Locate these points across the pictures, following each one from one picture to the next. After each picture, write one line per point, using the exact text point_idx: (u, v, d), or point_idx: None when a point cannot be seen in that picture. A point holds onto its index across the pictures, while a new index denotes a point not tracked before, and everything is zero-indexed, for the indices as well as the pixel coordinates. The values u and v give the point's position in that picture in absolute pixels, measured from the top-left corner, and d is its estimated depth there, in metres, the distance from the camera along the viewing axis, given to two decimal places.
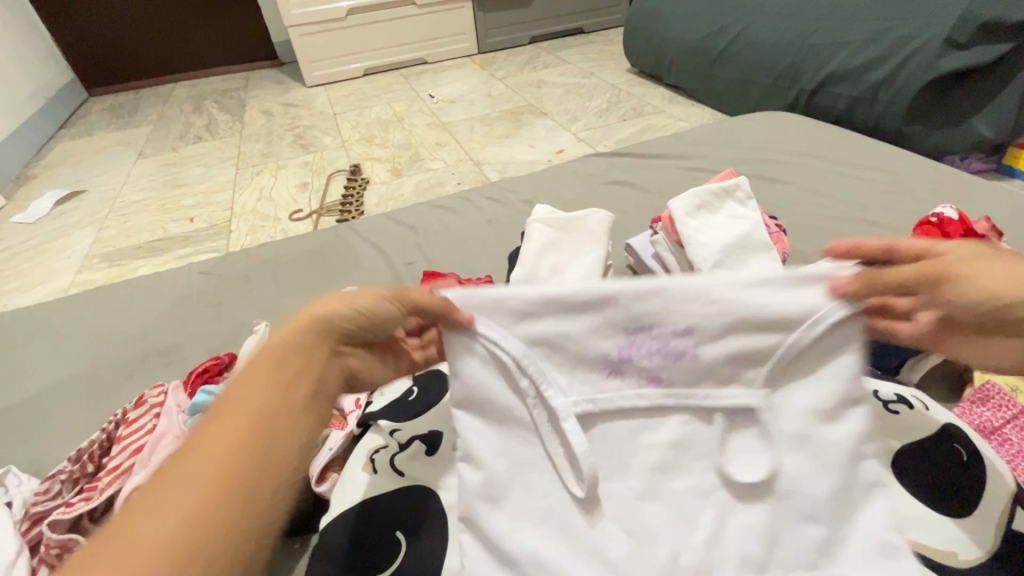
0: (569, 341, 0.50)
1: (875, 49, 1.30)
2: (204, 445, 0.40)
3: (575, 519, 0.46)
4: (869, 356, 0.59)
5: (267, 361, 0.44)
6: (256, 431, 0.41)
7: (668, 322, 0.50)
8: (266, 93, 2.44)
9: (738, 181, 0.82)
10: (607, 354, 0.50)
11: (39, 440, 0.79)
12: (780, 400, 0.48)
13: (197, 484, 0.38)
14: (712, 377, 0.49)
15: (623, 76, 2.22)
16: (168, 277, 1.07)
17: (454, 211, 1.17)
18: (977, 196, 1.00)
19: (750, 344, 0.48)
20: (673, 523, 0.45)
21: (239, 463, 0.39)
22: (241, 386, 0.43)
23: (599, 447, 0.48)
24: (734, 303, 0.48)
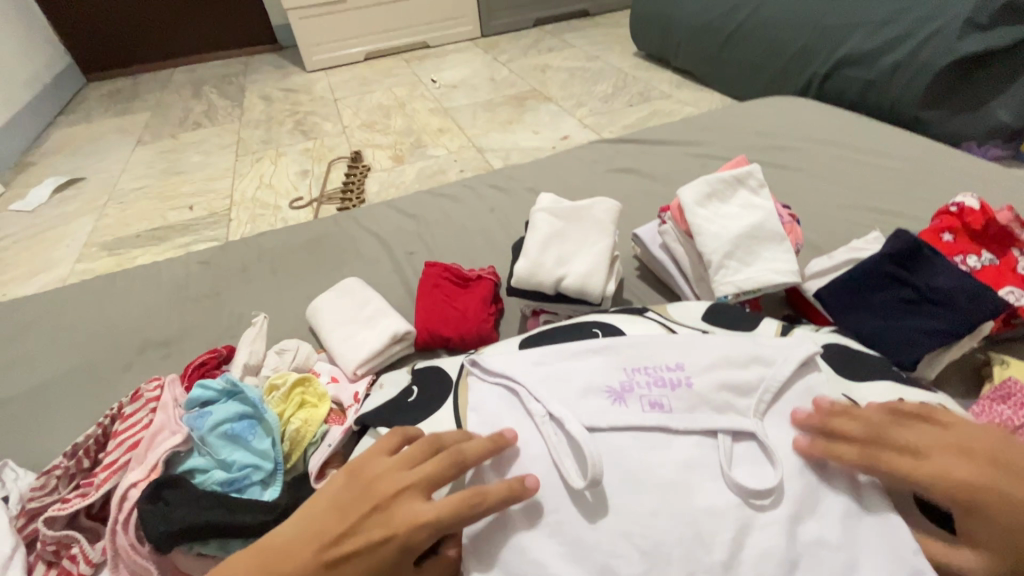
0: (572, 378, 0.53)
1: (892, 31, 1.25)
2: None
3: (582, 532, 0.44)
4: (887, 370, 0.58)
5: (308, 527, 0.43)
6: None
7: (664, 360, 0.54)
8: (266, 78, 2.40)
9: (751, 169, 0.79)
10: (610, 386, 0.52)
11: (36, 432, 0.78)
12: (771, 428, 0.49)
13: None
14: (710, 403, 0.50)
15: (629, 60, 2.17)
16: (166, 266, 1.06)
17: (456, 199, 1.15)
18: (997, 183, 0.97)
19: (735, 374, 0.51)
20: (687, 541, 0.42)
21: None
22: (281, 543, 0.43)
23: (611, 460, 0.47)
24: (720, 344, 0.54)
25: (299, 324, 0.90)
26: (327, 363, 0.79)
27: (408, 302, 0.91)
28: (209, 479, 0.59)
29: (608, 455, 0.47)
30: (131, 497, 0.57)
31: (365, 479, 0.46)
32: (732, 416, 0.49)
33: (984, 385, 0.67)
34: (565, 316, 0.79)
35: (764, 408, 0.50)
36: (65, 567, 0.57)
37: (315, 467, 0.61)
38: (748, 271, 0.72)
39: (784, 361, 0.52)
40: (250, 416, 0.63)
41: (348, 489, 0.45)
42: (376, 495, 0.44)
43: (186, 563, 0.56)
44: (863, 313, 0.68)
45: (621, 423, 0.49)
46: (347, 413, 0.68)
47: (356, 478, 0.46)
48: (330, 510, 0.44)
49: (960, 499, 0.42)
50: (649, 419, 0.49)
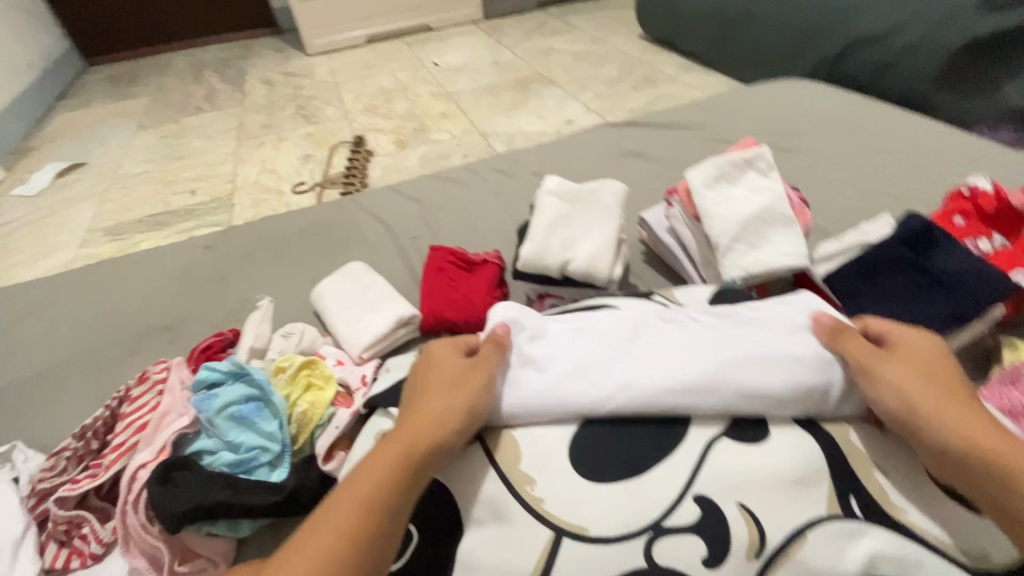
0: (577, 351, 0.52)
1: (903, 12, 1.23)
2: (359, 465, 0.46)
3: (587, 494, 0.45)
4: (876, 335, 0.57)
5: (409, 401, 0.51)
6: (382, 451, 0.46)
7: (669, 334, 0.52)
8: (267, 62, 2.37)
9: (760, 150, 0.78)
10: (617, 356, 0.51)
11: (44, 415, 0.79)
12: (772, 383, 0.48)
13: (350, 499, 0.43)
14: (710, 373, 0.48)
15: (634, 43, 2.14)
16: (170, 251, 1.05)
17: (460, 183, 1.14)
18: (1009, 166, 0.95)
19: (739, 348, 0.50)
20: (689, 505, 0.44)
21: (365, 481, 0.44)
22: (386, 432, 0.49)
23: (613, 439, 0.47)
24: (712, 322, 0.54)
25: (305, 308, 0.90)
26: (333, 346, 0.79)
27: (412, 286, 0.91)
28: (217, 460, 0.59)
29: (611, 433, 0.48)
30: (141, 477, 0.57)
31: (443, 361, 0.53)
32: (741, 382, 0.48)
33: (992, 368, 0.67)
34: (571, 300, 0.79)
35: (759, 369, 0.48)
36: (77, 546, 0.57)
37: (322, 450, 0.61)
38: (758, 254, 0.71)
39: (793, 338, 0.51)
40: (257, 398, 0.63)
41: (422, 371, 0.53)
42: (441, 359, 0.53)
43: (196, 542, 0.57)
44: (872, 297, 0.67)
45: (629, 389, 0.48)
46: (354, 396, 0.68)
47: (422, 366, 0.53)
48: (417, 382, 0.52)
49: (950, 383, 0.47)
50: (653, 387, 0.47)
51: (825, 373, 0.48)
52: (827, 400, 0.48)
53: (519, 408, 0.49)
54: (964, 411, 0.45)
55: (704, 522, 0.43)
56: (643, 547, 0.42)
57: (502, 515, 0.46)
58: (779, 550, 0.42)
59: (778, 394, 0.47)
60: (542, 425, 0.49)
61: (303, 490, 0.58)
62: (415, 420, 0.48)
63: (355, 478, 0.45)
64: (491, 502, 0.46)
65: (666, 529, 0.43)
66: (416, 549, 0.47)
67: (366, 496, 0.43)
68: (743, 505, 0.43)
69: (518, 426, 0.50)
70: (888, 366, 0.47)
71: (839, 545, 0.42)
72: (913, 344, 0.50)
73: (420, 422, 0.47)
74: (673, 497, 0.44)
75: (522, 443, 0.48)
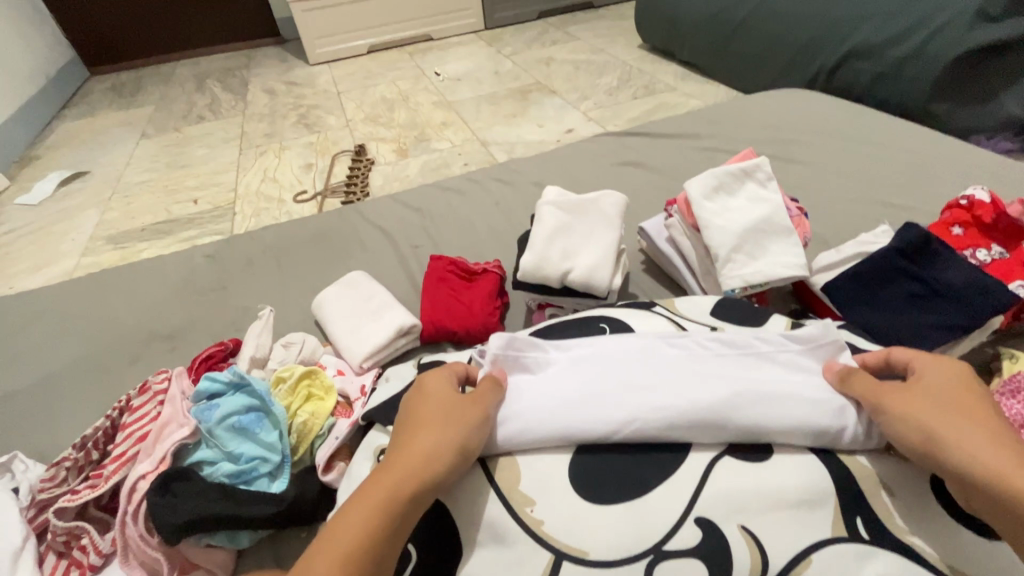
0: (581, 379, 0.52)
1: (900, 23, 1.24)
2: (361, 489, 0.45)
3: (586, 515, 0.45)
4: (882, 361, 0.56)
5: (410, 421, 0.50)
6: (385, 474, 0.45)
7: (676, 363, 0.52)
8: (269, 71, 2.39)
9: (759, 162, 0.78)
10: (622, 385, 0.50)
11: (45, 426, 0.79)
12: (780, 415, 0.47)
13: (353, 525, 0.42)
14: (719, 406, 0.48)
15: (634, 52, 2.15)
16: (172, 260, 1.06)
17: (461, 192, 1.14)
18: (1007, 176, 0.96)
19: (747, 382, 0.50)
20: (690, 526, 0.44)
21: (369, 504, 0.43)
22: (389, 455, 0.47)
23: (615, 465, 0.47)
24: (716, 354, 0.53)
25: (305, 318, 0.90)
26: (333, 356, 0.79)
27: (413, 296, 0.91)
28: (217, 470, 0.59)
29: (615, 461, 0.47)
30: (140, 488, 0.57)
31: (447, 384, 0.52)
32: (749, 415, 0.47)
33: (993, 379, 0.67)
34: (570, 310, 0.79)
35: (766, 403, 0.48)
36: (76, 557, 0.57)
37: (322, 460, 0.61)
38: (756, 265, 0.71)
39: (807, 379, 0.51)
40: (258, 409, 0.63)
41: (424, 391, 0.52)
42: (445, 382, 0.52)
43: (195, 554, 0.57)
44: (871, 307, 0.68)
45: (634, 419, 0.48)
46: (354, 406, 0.68)
47: (423, 386, 0.52)
48: (419, 403, 0.51)
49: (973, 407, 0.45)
50: (661, 417, 0.47)
51: (841, 414, 0.48)
52: (840, 435, 0.47)
53: (522, 435, 0.49)
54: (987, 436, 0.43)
55: (706, 544, 0.43)
56: (644, 568, 0.42)
57: (502, 536, 0.45)
58: (783, 572, 0.42)
59: (784, 426, 0.47)
60: (547, 450, 0.49)
61: (302, 502, 0.59)
62: (412, 448, 0.46)
63: (352, 508, 0.43)
64: (492, 524, 0.46)
65: (669, 553, 0.43)
66: (417, 566, 0.47)
67: (372, 518, 0.43)
68: (744, 527, 0.43)
69: (520, 451, 0.49)
70: (901, 396, 0.47)
71: (846, 569, 0.42)
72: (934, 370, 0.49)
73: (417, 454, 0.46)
74: (675, 518, 0.44)
75: (524, 464, 0.48)
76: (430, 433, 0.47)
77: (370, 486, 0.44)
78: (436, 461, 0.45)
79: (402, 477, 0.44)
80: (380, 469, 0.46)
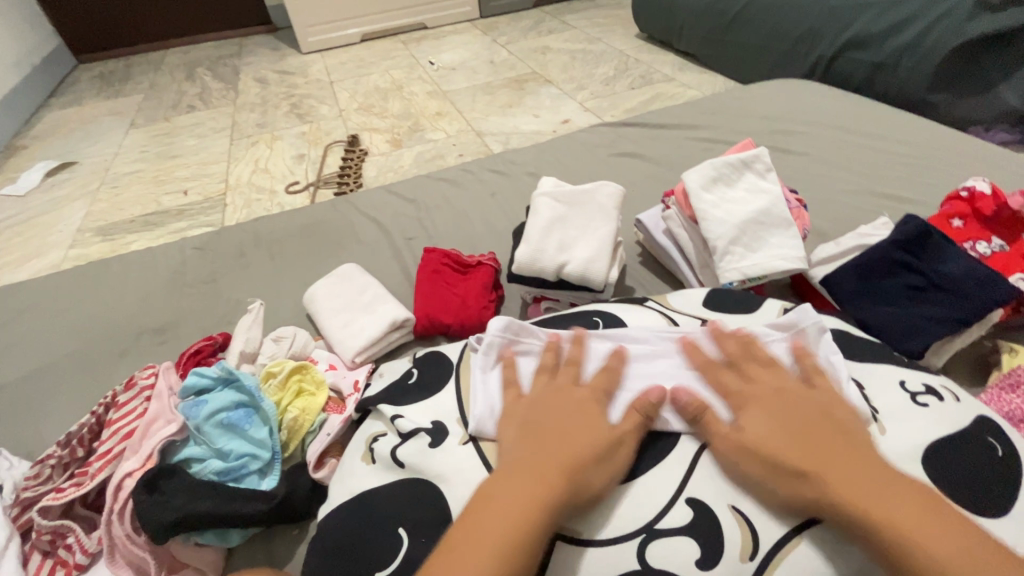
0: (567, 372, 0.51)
1: (901, 12, 1.22)
2: (501, 498, 0.40)
3: None
4: (878, 353, 0.56)
5: (550, 432, 0.44)
6: (533, 491, 0.40)
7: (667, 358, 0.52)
8: (261, 59, 2.35)
9: (758, 152, 0.77)
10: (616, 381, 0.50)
11: (31, 421, 0.77)
12: None
13: (496, 537, 0.39)
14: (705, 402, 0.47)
15: (631, 42, 2.12)
16: (161, 252, 1.04)
17: (456, 183, 1.13)
18: (1007, 168, 0.95)
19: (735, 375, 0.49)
20: (676, 504, 0.43)
21: (516, 520, 0.39)
22: (520, 464, 0.42)
23: None
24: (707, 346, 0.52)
25: (298, 311, 0.88)
26: (324, 350, 0.78)
27: (407, 288, 0.90)
28: (205, 467, 0.58)
29: None
30: (126, 486, 0.55)
31: (591, 403, 0.47)
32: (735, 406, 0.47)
33: (992, 372, 0.66)
34: (566, 303, 0.78)
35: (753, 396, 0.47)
36: (62, 557, 0.56)
37: (314, 456, 0.60)
38: (755, 257, 0.70)
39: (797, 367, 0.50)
40: (247, 405, 0.62)
41: (573, 407, 0.46)
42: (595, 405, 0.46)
43: (183, 552, 0.56)
44: (869, 301, 0.67)
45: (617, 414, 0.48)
46: (346, 401, 0.67)
47: (565, 399, 0.47)
48: (565, 417, 0.45)
49: (803, 444, 0.41)
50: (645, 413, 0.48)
51: None
52: None
53: None
54: (851, 472, 0.39)
55: (698, 523, 0.42)
56: (636, 549, 0.42)
57: None
58: (772, 552, 0.41)
59: None
60: None
61: (292, 497, 0.58)
62: (563, 468, 0.42)
63: (490, 518, 0.40)
64: None
65: (659, 532, 0.42)
66: (406, 554, 0.46)
67: (514, 536, 0.39)
68: (735, 507, 0.42)
69: None
70: (745, 448, 0.43)
71: (838, 545, 0.40)
72: (753, 412, 0.45)
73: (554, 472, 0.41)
74: (666, 499, 0.43)
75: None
76: (583, 459, 0.42)
77: (514, 496, 0.40)
78: (585, 493, 0.41)
79: (553, 502, 0.40)
80: (517, 479, 0.41)
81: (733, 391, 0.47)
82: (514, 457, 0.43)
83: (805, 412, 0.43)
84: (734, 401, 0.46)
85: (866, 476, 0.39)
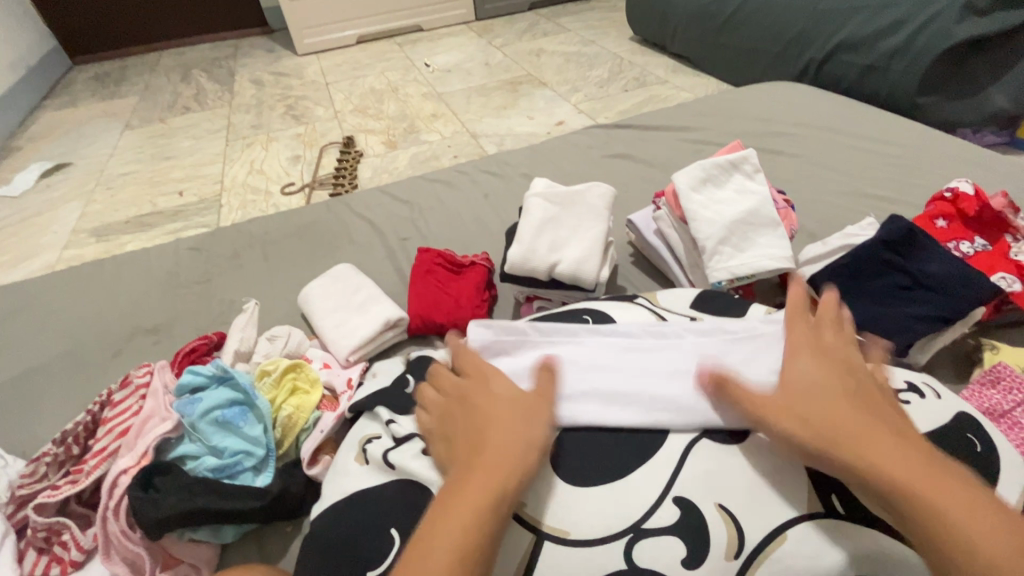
0: (557, 372, 0.53)
1: (889, 16, 1.24)
2: (453, 492, 0.42)
3: (563, 495, 0.45)
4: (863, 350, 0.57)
5: (483, 422, 0.46)
6: (481, 479, 0.42)
7: (658, 354, 0.54)
8: (257, 61, 2.36)
9: (747, 153, 0.78)
10: (608, 376, 0.52)
11: (26, 420, 0.78)
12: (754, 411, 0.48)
13: (452, 530, 0.40)
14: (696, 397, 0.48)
15: (625, 45, 2.14)
16: (157, 252, 1.05)
17: (450, 184, 1.13)
18: (991, 170, 0.97)
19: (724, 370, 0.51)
20: (664, 503, 0.44)
21: (467, 509, 0.41)
22: (466, 460, 0.44)
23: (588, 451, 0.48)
24: (699, 343, 0.54)
25: (293, 312, 0.89)
26: (319, 349, 0.78)
27: (401, 289, 0.91)
28: (200, 464, 0.59)
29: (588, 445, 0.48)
30: (122, 483, 0.56)
31: (506, 388, 0.49)
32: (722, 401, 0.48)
33: (974, 370, 0.68)
34: (558, 302, 0.79)
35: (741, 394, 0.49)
36: (57, 553, 0.57)
37: (307, 454, 0.61)
38: (743, 257, 0.71)
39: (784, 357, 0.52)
40: (241, 401, 0.63)
41: (496, 395, 0.48)
42: (506, 387, 0.49)
43: (177, 548, 0.56)
44: (854, 300, 0.68)
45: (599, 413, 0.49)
46: (340, 399, 0.69)
47: (486, 390, 0.49)
48: (490, 406, 0.47)
49: (851, 418, 0.42)
50: (633, 409, 0.49)
51: None
52: None
53: None
54: (890, 448, 0.41)
55: (684, 522, 0.43)
56: (623, 548, 0.43)
57: None
58: (757, 549, 0.42)
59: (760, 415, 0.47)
60: None
61: (287, 494, 0.58)
62: (494, 449, 0.44)
63: (442, 512, 0.41)
64: None
65: (647, 531, 0.43)
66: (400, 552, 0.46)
67: (463, 523, 0.40)
68: (721, 506, 0.43)
69: None
70: (796, 420, 0.43)
71: (820, 545, 0.42)
72: (806, 384, 0.45)
73: (485, 455, 0.44)
74: (654, 497, 0.44)
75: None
76: (509, 437, 0.44)
77: (462, 487, 0.42)
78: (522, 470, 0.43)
79: (496, 485, 0.42)
80: (464, 472, 0.43)
81: (791, 358, 0.47)
82: (461, 456, 0.45)
83: (846, 389, 0.44)
84: (792, 367, 0.47)
85: (905, 452, 0.40)
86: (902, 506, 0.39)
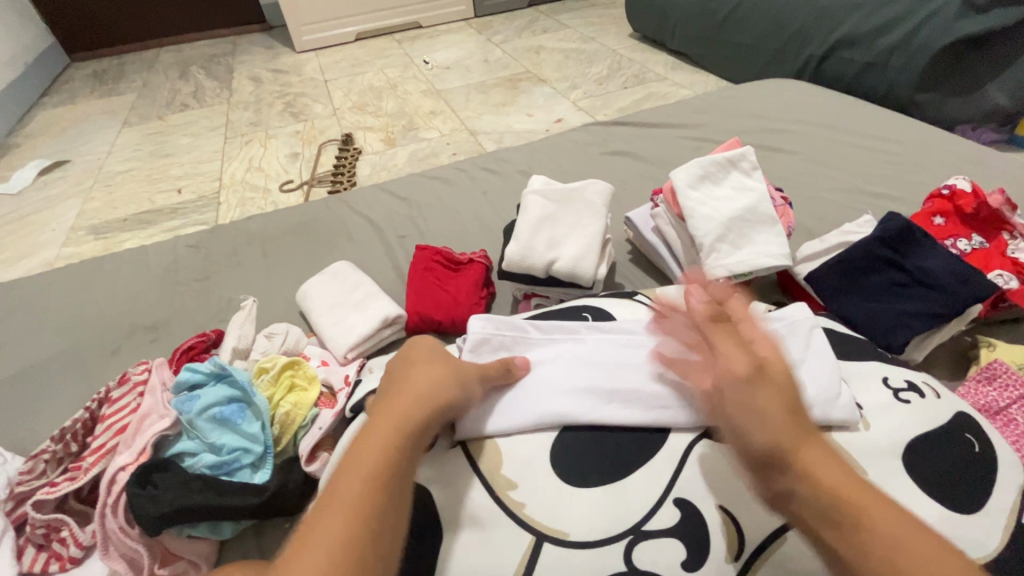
0: (562, 369, 0.53)
1: (888, 13, 1.24)
2: (344, 480, 0.40)
3: (565, 494, 0.45)
4: (861, 350, 0.57)
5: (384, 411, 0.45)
6: (373, 464, 0.41)
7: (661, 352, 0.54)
8: (255, 58, 2.35)
9: (744, 151, 0.78)
10: (604, 372, 0.52)
11: (24, 418, 0.78)
12: None
13: (337, 517, 0.38)
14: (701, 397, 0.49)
15: (625, 42, 2.13)
16: (155, 250, 1.04)
17: (448, 182, 1.13)
18: (988, 167, 0.97)
19: None
20: (665, 503, 0.44)
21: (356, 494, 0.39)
22: (358, 447, 0.43)
23: (592, 450, 0.48)
24: None
25: (291, 309, 0.89)
26: (317, 347, 0.78)
27: (399, 287, 0.91)
28: (198, 461, 0.59)
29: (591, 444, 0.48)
30: (120, 480, 0.56)
31: (414, 376, 0.48)
32: None
33: (970, 367, 0.68)
34: (556, 300, 0.79)
35: None
36: (57, 549, 0.57)
37: (305, 450, 0.61)
38: (741, 254, 0.72)
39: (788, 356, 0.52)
40: (240, 399, 0.63)
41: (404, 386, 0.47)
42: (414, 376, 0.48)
43: (175, 545, 0.56)
44: (852, 298, 0.68)
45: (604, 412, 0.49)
46: (337, 397, 0.67)
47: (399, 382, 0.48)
48: (395, 395, 0.46)
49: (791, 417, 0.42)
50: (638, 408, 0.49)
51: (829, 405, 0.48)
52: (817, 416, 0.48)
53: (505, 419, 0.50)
54: (813, 451, 0.40)
55: (685, 523, 0.43)
56: (624, 549, 0.43)
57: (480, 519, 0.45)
58: (757, 550, 0.42)
59: None
60: (529, 432, 0.49)
61: (284, 490, 0.58)
62: (388, 433, 0.43)
63: (330, 501, 0.39)
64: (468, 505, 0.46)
65: (648, 532, 0.43)
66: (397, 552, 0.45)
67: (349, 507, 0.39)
68: (721, 507, 0.44)
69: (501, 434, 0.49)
70: (751, 407, 0.42)
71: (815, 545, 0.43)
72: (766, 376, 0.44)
73: (380, 440, 0.43)
74: (654, 499, 0.45)
75: (507, 450, 0.48)
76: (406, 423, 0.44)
77: (354, 472, 0.41)
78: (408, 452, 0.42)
79: (386, 468, 0.41)
80: (355, 460, 0.42)
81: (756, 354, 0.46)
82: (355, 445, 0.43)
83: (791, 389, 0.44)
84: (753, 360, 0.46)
85: (823, 455, 0.40)
86: (815, 507, 0.38)
